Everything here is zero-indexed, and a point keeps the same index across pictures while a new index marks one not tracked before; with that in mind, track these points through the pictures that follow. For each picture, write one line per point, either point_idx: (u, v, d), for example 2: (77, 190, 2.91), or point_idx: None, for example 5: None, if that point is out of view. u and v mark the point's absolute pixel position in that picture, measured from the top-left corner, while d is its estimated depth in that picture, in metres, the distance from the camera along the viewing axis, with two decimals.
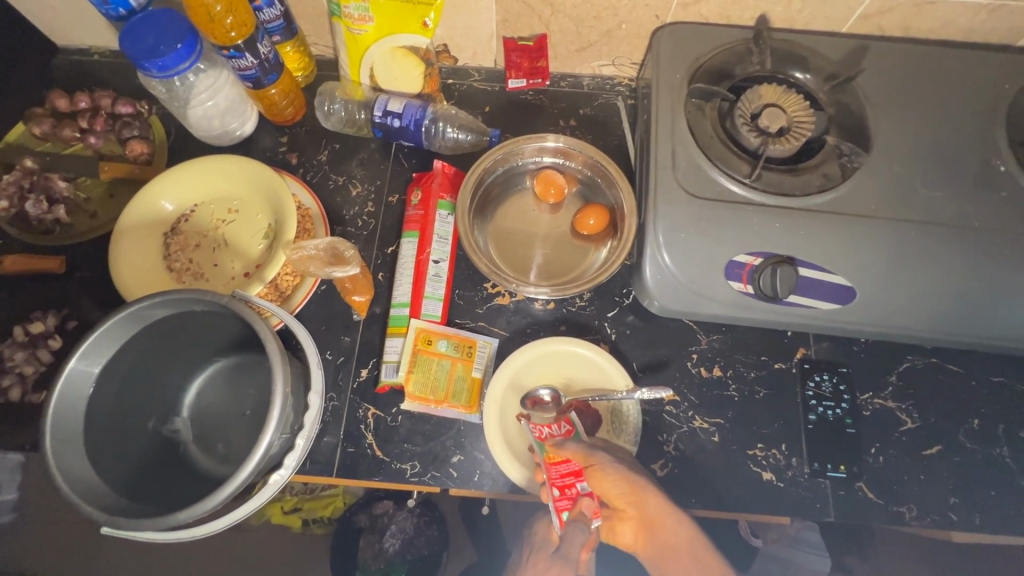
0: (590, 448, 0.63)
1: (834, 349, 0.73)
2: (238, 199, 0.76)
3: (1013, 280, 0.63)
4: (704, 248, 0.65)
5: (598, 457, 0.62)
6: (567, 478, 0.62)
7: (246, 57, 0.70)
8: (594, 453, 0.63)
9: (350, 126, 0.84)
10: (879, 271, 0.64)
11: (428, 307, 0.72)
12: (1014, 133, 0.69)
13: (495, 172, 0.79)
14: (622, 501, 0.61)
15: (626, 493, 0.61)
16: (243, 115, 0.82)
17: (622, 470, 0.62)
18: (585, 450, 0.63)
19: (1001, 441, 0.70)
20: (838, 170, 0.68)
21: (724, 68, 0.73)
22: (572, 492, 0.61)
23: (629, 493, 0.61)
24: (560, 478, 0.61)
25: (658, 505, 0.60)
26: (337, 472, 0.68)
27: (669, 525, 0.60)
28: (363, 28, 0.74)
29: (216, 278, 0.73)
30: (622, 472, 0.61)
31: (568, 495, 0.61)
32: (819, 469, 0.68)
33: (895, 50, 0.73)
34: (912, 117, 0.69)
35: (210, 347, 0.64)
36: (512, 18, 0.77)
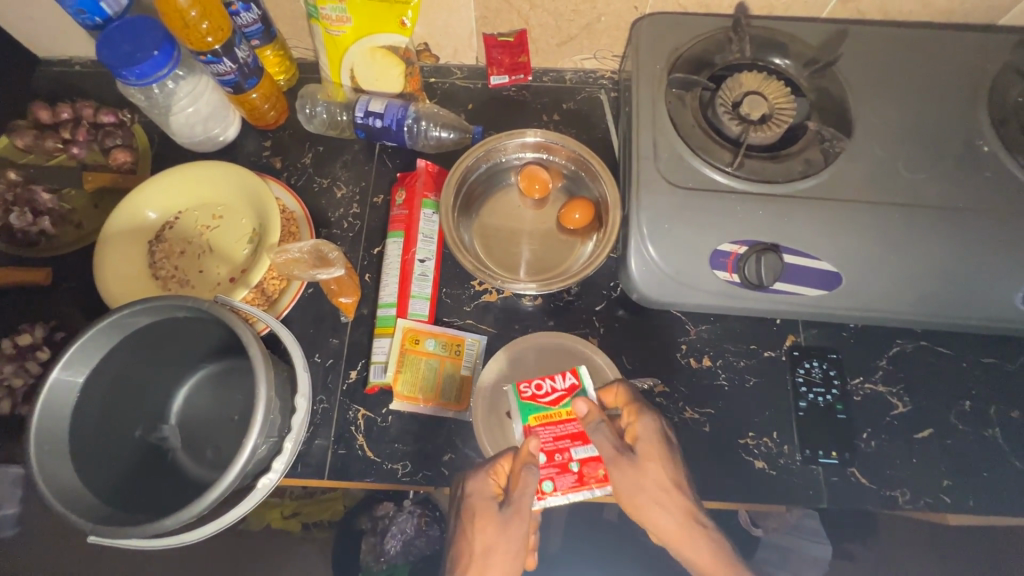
0: (620, 448, 0.61)
1: (823, 335, 0.73)
2: (222, 204, 0.76)
3: (997, 260, 0.63)
4: (688, 237, 0.65)
5: (623, 463, 0.60)
6: (563, 441, 0.63)
7: (224, 62, 0.70)
8: (622, 455, 0.60)
9: (332, 127, 0.84)
10: (863, 255, 0.64)
11: (415, 306, 0.72)
12: (995, 114, 0.69)
13: (478, 169, 0.79)
14: (636, 512, 0.61)
15: (642, 507, 0.60)
16: (225, 121, 0.82)
17: (640, 495, 0.60)
18: (616, 449, 0.60)
19: (994, 422, 0.69)
20: (820, 155, 0.68)
21: (703, 58, 0.72)
22: (562, 458, 0.62)
23: (642, 508, 0.61)
24: (552, 442, 0.62)
25: (671, 521, 0.61)
26: (328, 474, 0.68)
27: (682, 538, 0.60)
28: (341, 29, 0.74)
29: (201, 284, 0.73)
30: (645, 494, 0.60)
31: (560, 463, 0.62)
32: (811, 456, 0.68)
33: (875, 33, 0.72)
34: (892, 101, 0.69)
35: (195, 353, 0.64)
36: (491, 14, 0.77)
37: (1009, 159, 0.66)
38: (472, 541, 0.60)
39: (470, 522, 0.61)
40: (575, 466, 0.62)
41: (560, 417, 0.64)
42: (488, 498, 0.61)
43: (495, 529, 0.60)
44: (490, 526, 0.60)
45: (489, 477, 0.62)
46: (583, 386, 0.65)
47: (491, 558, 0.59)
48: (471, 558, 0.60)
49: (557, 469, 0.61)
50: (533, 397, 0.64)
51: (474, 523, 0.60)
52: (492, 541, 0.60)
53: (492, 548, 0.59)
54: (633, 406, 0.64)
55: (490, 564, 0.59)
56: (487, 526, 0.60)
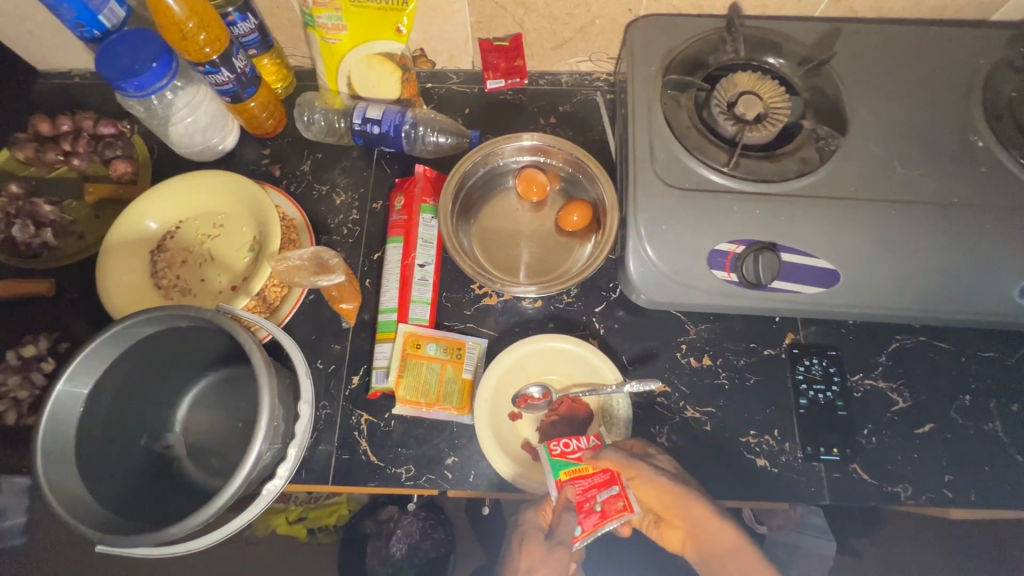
0: (630, 454, 0.64)
1: (822, 332, 0.73)
2: (223, 213, 0.76)
3: (995, 256, 0.64)
4: (687, 237, 0.65)
5: (641, 465, 0.63)
6: (589, 489, 0.63)
7: (222, 72, 0.71)
8: (636, 461, 0.63)
9: (331, 134, 0.85)
10: (860, 252, 0.64)
11: (415, 311, 0.72)
12: (990, 109, 0.69)
13: (476, 174, 0.79)
14: (670, 504, 0.62)
15: (673, 494, 0.62)
16: (224, 130, 0.82)
17: (666, 482, 0.63)
18: (628, 456, 0.64)
19: (994, 416, 0.70)
20: (815, 154, 0.68)
21: (698, 58, 0.73)
22: (591, 505, 0.62)
23: (675, 499, 0.62)
24: (583, 493, 0.62)
25: (699, 513, 0.62)
26: (332, 479, 0.68)
27: (714, 533, 0.62)
28: (337, 37, 0.75)
29: (202, 293, 0.73)
30: (670, 479, 0.63)
31: (587, 508, 0.62)
32: (812, 453, 0.68)
33: (868, 31, 0.73)
34: (886, 98, 0.70)
35: (198, 362, 0.65)
36: (486, 19, 0.78)
37: (1004, 155, 0.66)
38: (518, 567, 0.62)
39: (518, 546, 0.63)
40: (599, 506, 0.62)
41: (588, 470, 0.64)
42: (536, 528, 0.63)
43: (540, 553, 0.61)
44: (538, 555, 0.61)
45: (535, 511, 0.64)
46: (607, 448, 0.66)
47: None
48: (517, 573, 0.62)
49: (583, 512, 0.62)
50: (563, 454, 0.65)
51: (520, 547, 0.63)
52: (535, 562, 0.61)
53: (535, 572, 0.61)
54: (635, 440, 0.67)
55: None
56: (533, 551, 0.62)
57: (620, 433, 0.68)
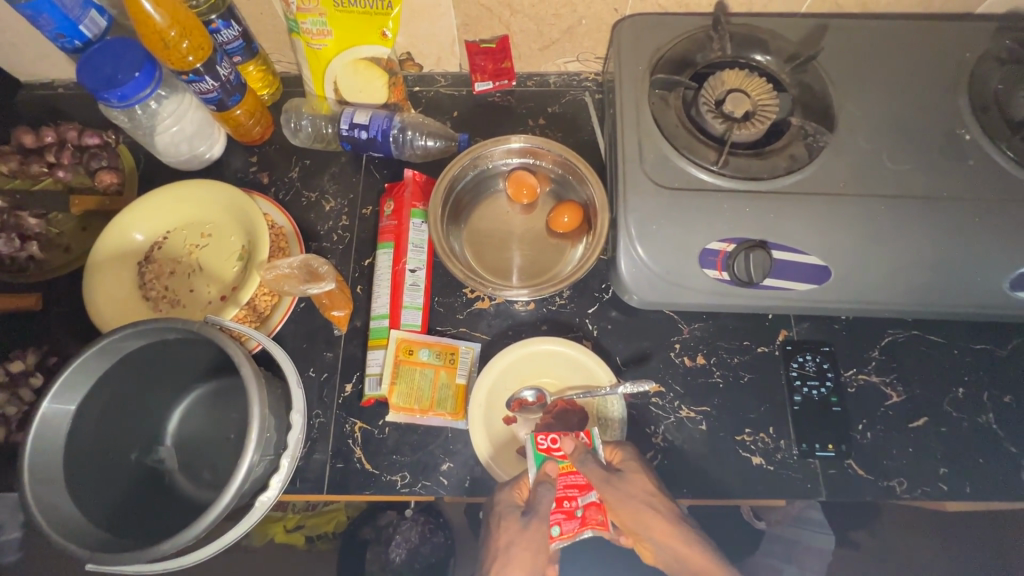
0: (608, 472, 0.63)
1: (815, 329, 0.73)
2: (210, 223, 0.75)
3: (984, 249, 0.64)
4: (677, 237, 0.65)
5: (613, 484, 0.62)
6: (570, 490, 0.64)
7: (207, 80, 0.70)
8: (612, 478, 0.62)
9: (318, 140, 0.84)
10: (851, 248, 0.64)
11: (407, 317, 0.72)
12: (977, 102, 0.69)
13: (465, 178, 0.79)
14: (631, 524, 0.62)
15: (636, 516, 0.61)
16: (210, 138, 0.81)
17: (632, 504, 0.61)
18: (606, 472, 0.63)
19: (987, 408, 0.70)
20: (804, 151, 0.68)
21: (685, 56, 0.73)
22: (570, 505, 0.63)
23: (635, 516, 0.61)
24: (563, 490, 0.63)
25: (664, 526, 0.61)
26: (327, 489, 0.68)
27: (676, 540, 0.61)
28: (322, 42, 0.75)
29: (191, 303, 0.73)
30: (637, 500, 0.62)
31: (567, 510, 0.63)
32: (808, 449, 0.68)
33: (854, 26, 0.73)
34: (874, 93, 0.70)
35: (188, 374, 0.64)
36: (472, 21, 0.77)
37: (991, 148, 0.67)
38: (497, 544, 0.62)
39: (495, 524, 0.63)
40: (580, 512, 0.64)
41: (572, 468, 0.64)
42: (512, 506, 0.62)
43: (515, 532, 0.61)
44: (516, 531, 0.61)
45: (510, 489, 0.63)
46: (597, 446, 0.65)
47: (514, 552, 0.61)
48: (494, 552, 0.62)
49: (563, 516, 0.63)
50: (548, 450, 0.64)
51: (499, 524, 0.62)
52: (514, 537, 0.61)
53: (515, 546, 0.61)
54: (613, 447, 0.66)
55: (511, 557, 0.61)
56: (511, 527, 0.62)
57: (616, 437, 0.68)
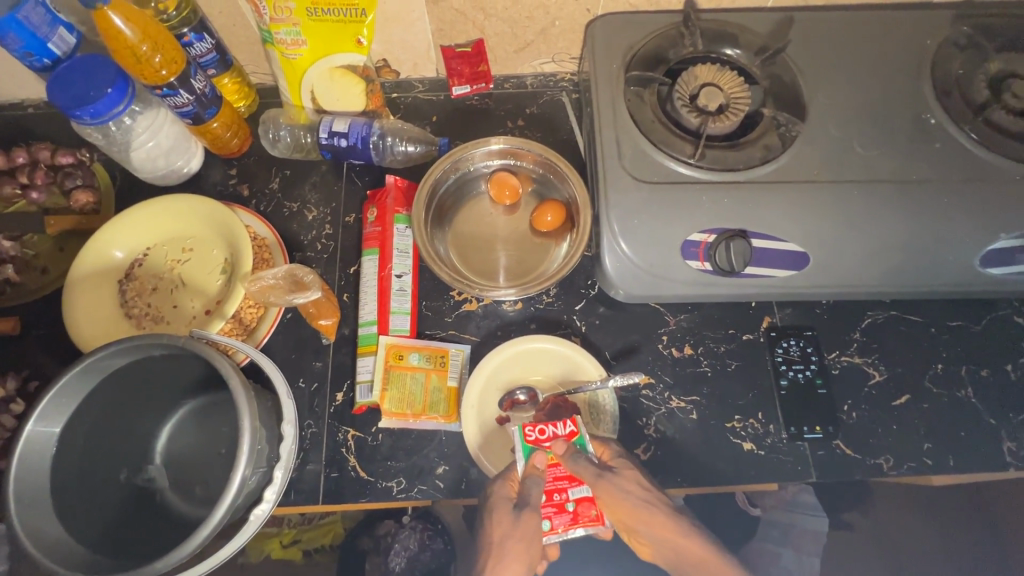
0: (600, 469, 0.63)
1: (798, 314, 0.75)
2: (192, 237, 0.75)
3: (954, 227, 0.66)
4: (659, 230, 0.66)
5: (607, 483, 0.62)
6: (561, 482, 0.65)
7: (181, 93, 0.70)
8: (605, 477, 0.62)
9: (297, 150, 0.84)
10: (827, 234, 0.66)
11: (396, 322, 0.72)
12: (939, 88, 0.71)
13: (447, 182, 0.79)
14: (630, 521, 0.63)
15: (636, 515, 0.62)
16: (188, 152, 0.81)
17: (629, 502, 0.62)
18: (597, 470, 0.63)
19: (966, 383, 0.72)
20: (778, 140, 0.70)
21: (658, 53, 0.74)
22: (561, 498, 0.64)
23: (637, 517, 0.62)
24: (553, 482, 0.65)
25: (665, 526, 0.64)
26: (322, 499, 0.67)
27: (677, 535, 0.64)
28: (298, 52, 0.75)
29: (176, 319, 0.72)
30: (634, 499, 0.62)
31: (558, 504, 0.64)
32: (796, 432, 0.69)
33: (819, 18, 0.75)
34: (841, 82, 0.71)
35: (174, 390, 0.63)
36: (446, 26, 0.78)
37: (956, 130, 0.69)
38: (489, 540, 0.63)
39: (488, 515, 0.63)
40: (571, 506, 0.64)
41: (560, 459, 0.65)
42: (505, 498, 0.63)
43: (508, 525, 0.62)
44: (506, 524, 0.62)
45: (503, 482, 0.64)
46: (582, 433, 0.65)
47: (509, 545, 0.62)
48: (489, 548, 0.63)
49: (554, 509, 0.64)
50: (536, 441, 0.65)
51: (491, 520, 0.63)
52: (507, 531, 0.62)
53: (509, 542, 0.62)
54: (599, 441, 0.66)
55: (505, 552, 0.62)
56: (503, 521, 0.63)
57: (611, 423, 0.69)
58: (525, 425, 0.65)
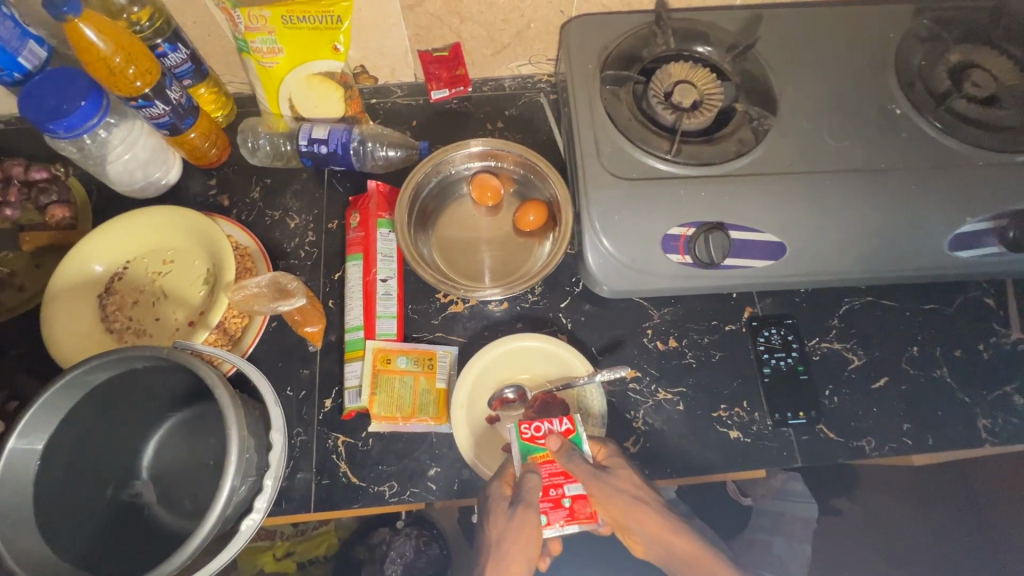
0: (595, 468, 0.61)
1: (777, 304, 0.76)
2: (172, 249, 0.74)
3: (922, 213, 0.68)
4: (640, 225, 0.67)
5: (601, 481, 0.60)
6: (556, 478, 0.63)
7: (157, 105, 0.70)
8: (599, 475, 0.61)
9: (277, 158, 0.84)
10: (802, 224, 0.67)
11: (382, 326, 0.72)
12: (904, 79, 0.73)
13: (429, 185, 0.80)
14: (621, 520, 0.61)
15: (628, 514, 0.60)
16: (165, 163, 0.80)
17: (622, 499, 0.60)
18: (591, 469, 0.61)
19: (940, 363, 0.74)
20: (751, 134, 0.71)
21: (631, 53, 0.75)
22: (558, 493, 0.62)
23: (628, 515, 0.60)
24: (548, 478, 0.63)
25: (654, 522, 0.61)
26: (314, 507, 0.67)
27: (667, 532, 0.61)
28: (274, 60, 0.75)
29: (158, 332, 0.71)
30: (625, 497, 0.60)
31: (554, 500, 0.62)
32: (781, 419, 0.71)
33: (787, 15, 0.77)
34: (810, 76, 0.74)
35: (158, 403, 0.62)
36: (423, 31, 0.78)
37: (921, 120, 0.71)
38: (489, 542, 0.61)
39: (486, 518, 0.62)
40: (567, 502, 0.62)
41: None
42: (500, 498, 0.62)
43: (503, 526, 0.60)
44: (503, 524, 0.60)
45: (498, 482, 0.63)
46: (578, 432, 0.64)
47: (507, 547, 0.60)
48: (488, 552, 0.61)
49: (550, 505, 0.62)
50: (532, 439, 0.64)
51: (489, 520, 0.61)
52: (503, 533, 0.60)
53: (506, 543, 0.59)
54: (597, 443, 0.66)
55: (503, 555, 0.59)
56: (499, 522, 0.60)
57: (599, 417, 0.69)
58: (523, 424, 0.64)
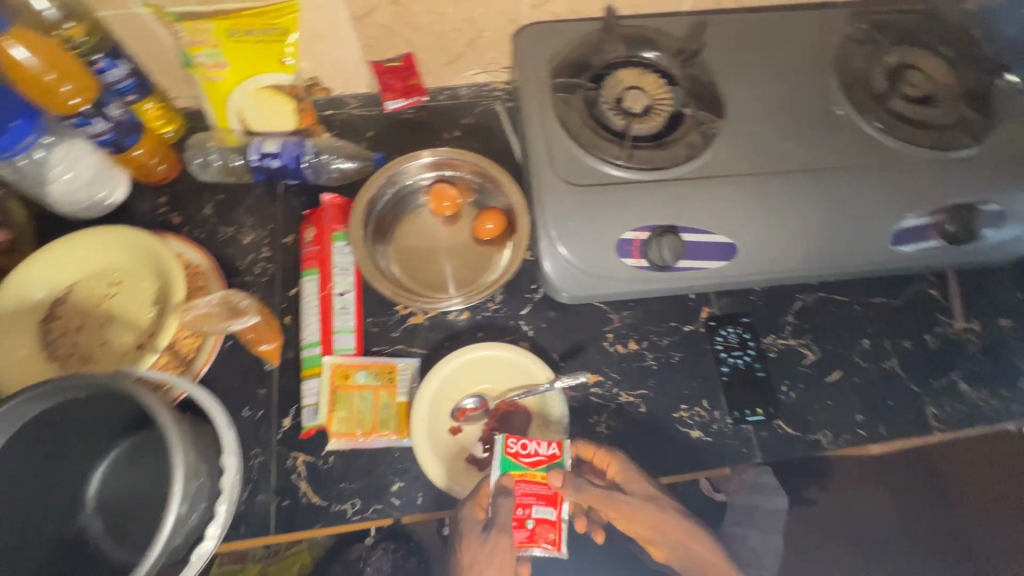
0: (608, 488, 0.65)
1: (734, 303, 0.78)
2: (119, 270, 0.72)
3: (865, 211, 0.70)
4: (594, 231, 0.68)
5: (613, 497, 0.65)
6: (527, 498, 0.62)
7: (96, 122, 0.70)
8: (610, 494, 0.65)
9: (229, 173, 0.82)
10: (752, 225, 0.69)
11: (340, 341, 0.71)
12: (844, 80, 0.76)
13: (385, 196, 0.79)
14: (643, 530, 0.66)
15: (647, 522, 0.65)
16: (111, 182, 0.77)
17: (646, 510, 0.65)
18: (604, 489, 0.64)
19: (890, 355, 0.76)
20: (700, 138, 0.73)
21: (582, 60, 0.76)
22: (523, 514, 0.61)
23: (645, 523, 0.65)
24: (519, 496, 0.62)
25: (673, 530, 0.65)
26: (274, 529, 0.65)
27: (687, 538, 0.65)
28: (220, 74, 0.74)
29: (104, 356, 0.68)
30: (643, 509, 0.65)
31: (518, 520, 0.61)
32: (739, 416, 0.72)
33: (731, 21, 0.79)
34: (755, 80, 0.75)
35: (104, 432, 0.60)
36: (374, 42, 0.78)
37: (861, 120, 0.74)
38: (461, 561, 0.62)
39: (459, 539, 0.63)
40: (531, 524, 0.61)
41: (537, 476, 0.63)
42: (473, 522, 0.62)
43: (478, 549, 0.61)
44: (475, 547, 0.61)
45: (472, 504, 0.63)
46: (564, 458, 0.64)
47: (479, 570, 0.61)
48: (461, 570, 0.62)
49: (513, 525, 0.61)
50: (515, 455, 0.63)
51: (461, 542, 0.62)
52: (477, 557, 0.61)
53: (476, 566, 0.61)
54: (602, 452, 0.67)
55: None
56: (472, 545, 0.62)
57: (561, 425, 0.69)
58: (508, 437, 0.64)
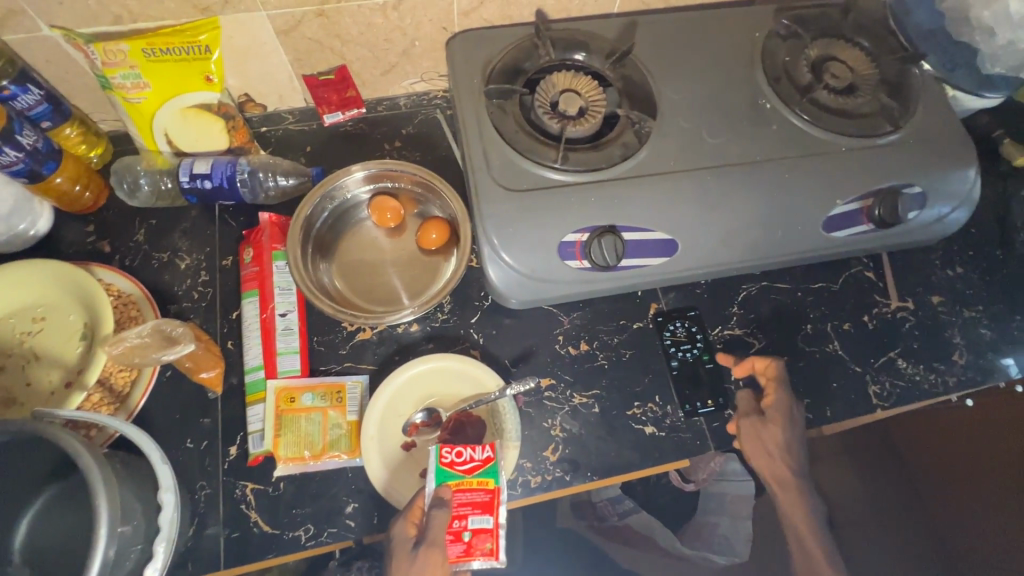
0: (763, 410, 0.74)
1: (681, 297, 0.79)
2: (42, 305, 0.68)
3: (797, 200, 0.72)
4: (535, 236, 0.68)
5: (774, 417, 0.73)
6: (463, 508, 0.61)
7: (6, 151, 0.65)
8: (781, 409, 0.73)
9: (161, 197, 0.79)
10: (690, 220, 0.70)
11: (284, 363, 0.69)
12: (771, 74, 0.78)
13: (324, 213, 0.78)
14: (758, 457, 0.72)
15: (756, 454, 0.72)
16: (31, 214, 0.74)
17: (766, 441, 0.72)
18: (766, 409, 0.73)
19: (832, 338, 0.79)
20: (635, 137, 0.73)
21: (515, 65, 0.76)
22: (459, 526, 0.61)
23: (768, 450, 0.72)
24: (456, 507, 0.61)
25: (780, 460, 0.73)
26: (224, 563, 0.63)
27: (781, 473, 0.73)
28: (141, 95, 0.71)
29: (30, 398, 0.65)
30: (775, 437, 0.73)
31: (455, 533, 0.61)
32: (691, 409, 0.73)
33: (660, 21, 0.80)
34: (685, 78, 0.77)
35: (29, 478, 0.57)
36: (303, 56, 0.76)
37: (788, 112, 0.76)
38: None
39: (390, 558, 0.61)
40: (467, 536, 0.61)
41: (473, 484, 0.62)
42: (405, 539, 0.60)
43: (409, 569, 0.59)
44: (405, 566, 0.59)
45: (404, 520, 0.61)
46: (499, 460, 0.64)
47: None
48: None
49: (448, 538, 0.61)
50: (451, 464, 0.62)
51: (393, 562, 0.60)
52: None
53: None
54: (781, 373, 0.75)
55: None
56: (403, 564, 0.59)
57: (511, 431, 0.69)
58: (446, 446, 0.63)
